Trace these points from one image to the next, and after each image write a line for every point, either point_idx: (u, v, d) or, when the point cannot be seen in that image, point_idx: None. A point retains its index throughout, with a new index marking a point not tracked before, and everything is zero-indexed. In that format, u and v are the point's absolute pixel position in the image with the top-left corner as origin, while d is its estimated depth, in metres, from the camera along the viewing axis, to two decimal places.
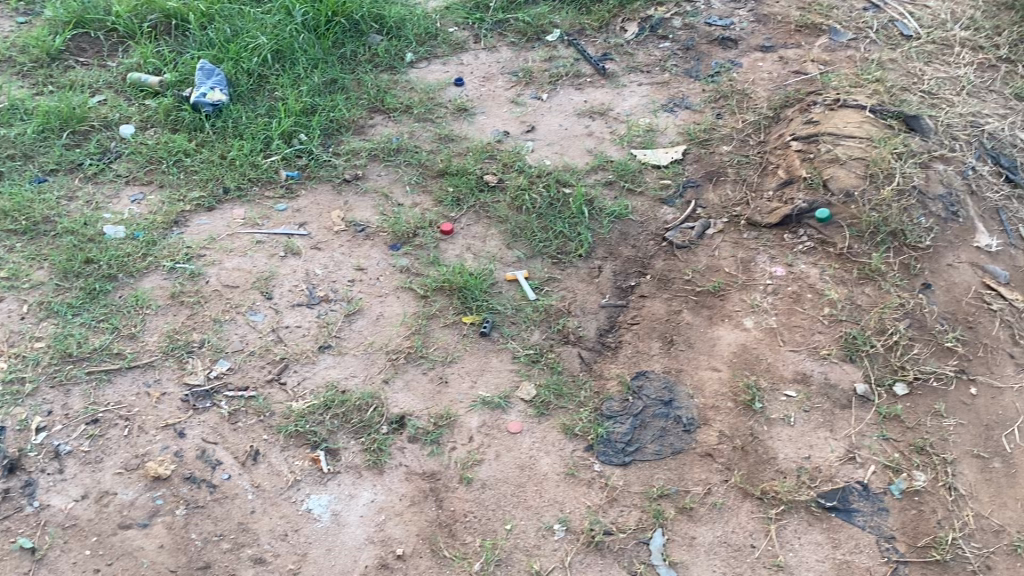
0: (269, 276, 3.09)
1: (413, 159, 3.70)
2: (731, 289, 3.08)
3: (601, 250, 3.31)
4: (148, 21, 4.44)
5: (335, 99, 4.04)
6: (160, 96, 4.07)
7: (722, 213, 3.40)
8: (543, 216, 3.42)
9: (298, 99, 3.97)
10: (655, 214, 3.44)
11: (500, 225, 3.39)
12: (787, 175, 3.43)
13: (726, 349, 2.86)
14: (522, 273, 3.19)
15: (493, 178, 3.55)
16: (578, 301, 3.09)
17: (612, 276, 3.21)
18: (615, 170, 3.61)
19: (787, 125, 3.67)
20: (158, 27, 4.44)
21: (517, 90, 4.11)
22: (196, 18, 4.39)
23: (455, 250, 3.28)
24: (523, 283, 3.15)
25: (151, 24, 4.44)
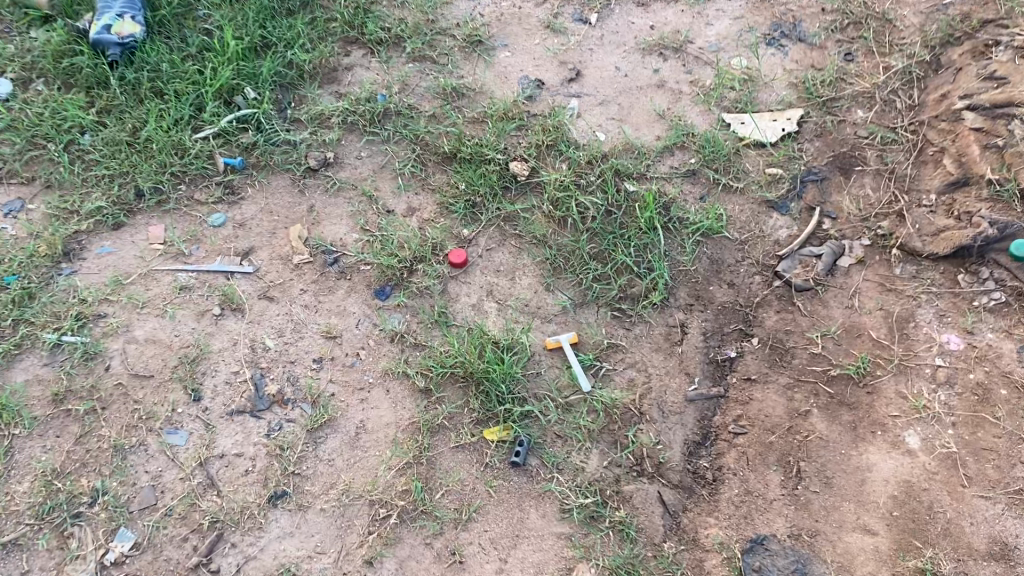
0: (196, 357, 2.10)
1: (406, 131, 2.59)
2: (882, 377, 2.08)
3: (683, 292, 2.27)
4: None
5: (295, 24, 2.85)
6: (51, 22, 2.87)
7: (860, 230, 2.32)
8: (598, 235, 2.35)
9: (243, 29, 2.80)
10: (761, 228, 2.36)
11: (536, 250, 2.34)
12: (958, 171, 2.31)
13: (881, 493, 1.91)
14: (569, 336, 2.17)
15: (524, 169, 2.45)
16: (654, 392, 2.09)
17: (703, 341, 2.19)
18: (700, 150, 2.49)
19: (955, 76, 2.50)
20: None
21: (553, 7, 2.91)
22: None
23: (470, 301, 2.25)
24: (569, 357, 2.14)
25: None
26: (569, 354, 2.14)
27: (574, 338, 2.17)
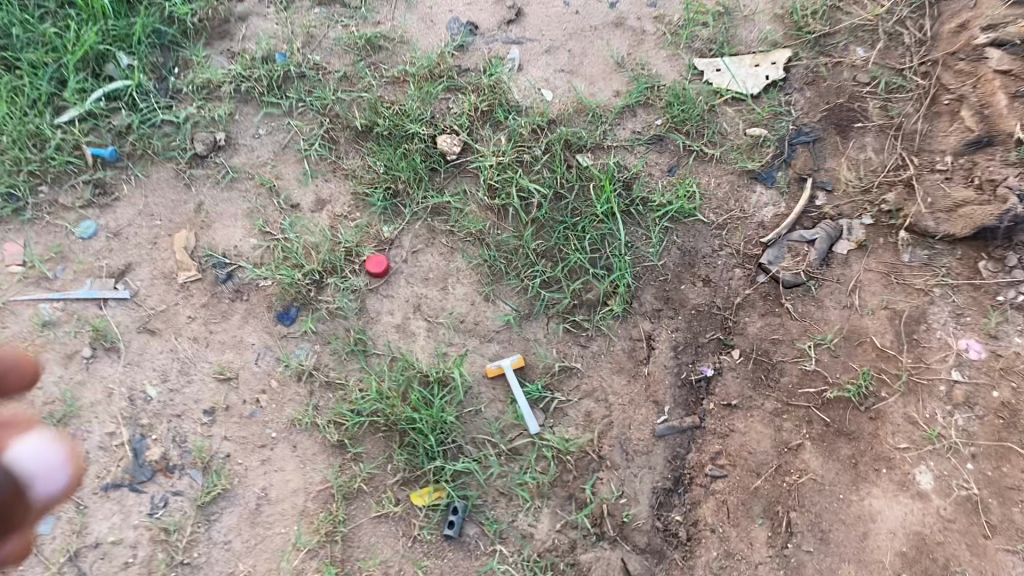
0: (63, 418, 1.74)
1: (312, 99, 2.12)
2: (888, 399, 1.72)
3: (649, 295, 1.88)
4: None
5: None
6: None
7: (861, 205, 1.92)
8: (545, 227, 1.94)
9: None
10: (742, 206, 1.96)
11: (471, 250, 1.94)
12: (980, 126, 1.83)
13: (887, 550, 1.60)
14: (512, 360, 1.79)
15: (454, 145, 2.00)
16: (616, 428, 1.75)
17: (673, 357, 1.82)
18: (667, 109, 2.04)
19: None
20: None
21: None
22: None
23: (393, 321, 1.87)
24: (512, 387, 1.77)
25: None
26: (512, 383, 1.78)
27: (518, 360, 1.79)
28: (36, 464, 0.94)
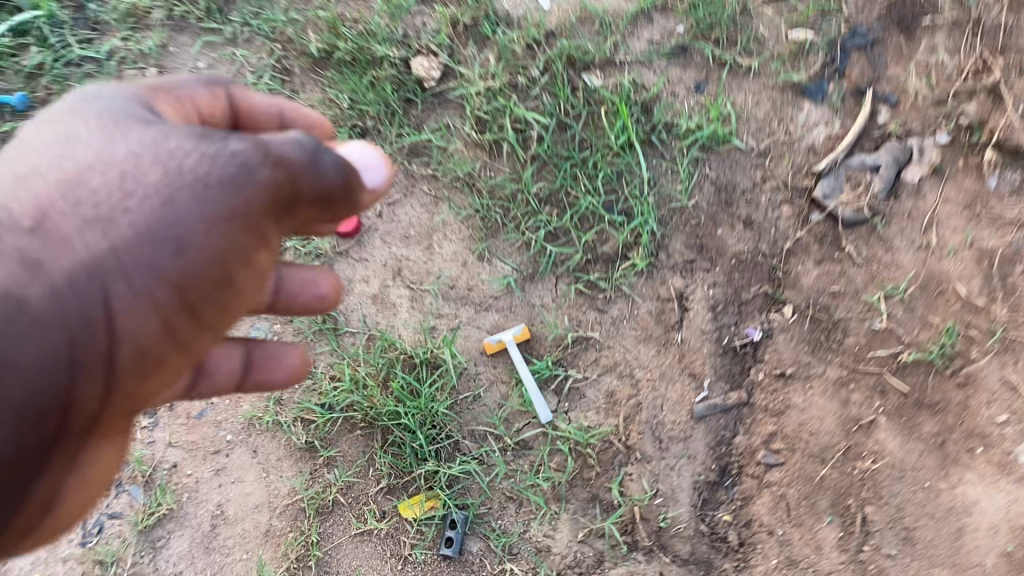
0: None
1: (259, 18, 1.75)
2: (980, 360, 1.39)
3: (680, 244, 1.55)
4: None
5: None
6: None
7: (934, 120, 1.53)
8: (547, 166, 1.60)
9: None
10: (787, 127, 1.60)
11: (459, 197, 1.61)
12: None
13: (987, 549, 1.31)
14: (514, 334, 1.50)
15: (431, 69, 1.66)
16: (646, 412, 1.46)
17: (713, 321, 1.49)
18: (690, 11, 1.64)
19: None
20: None
21: None
22: None
23: (371, 292, 1.57)
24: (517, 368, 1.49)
25: None
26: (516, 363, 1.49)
27: (521, 333, 1.50)
28: (358, 159, 1.03)
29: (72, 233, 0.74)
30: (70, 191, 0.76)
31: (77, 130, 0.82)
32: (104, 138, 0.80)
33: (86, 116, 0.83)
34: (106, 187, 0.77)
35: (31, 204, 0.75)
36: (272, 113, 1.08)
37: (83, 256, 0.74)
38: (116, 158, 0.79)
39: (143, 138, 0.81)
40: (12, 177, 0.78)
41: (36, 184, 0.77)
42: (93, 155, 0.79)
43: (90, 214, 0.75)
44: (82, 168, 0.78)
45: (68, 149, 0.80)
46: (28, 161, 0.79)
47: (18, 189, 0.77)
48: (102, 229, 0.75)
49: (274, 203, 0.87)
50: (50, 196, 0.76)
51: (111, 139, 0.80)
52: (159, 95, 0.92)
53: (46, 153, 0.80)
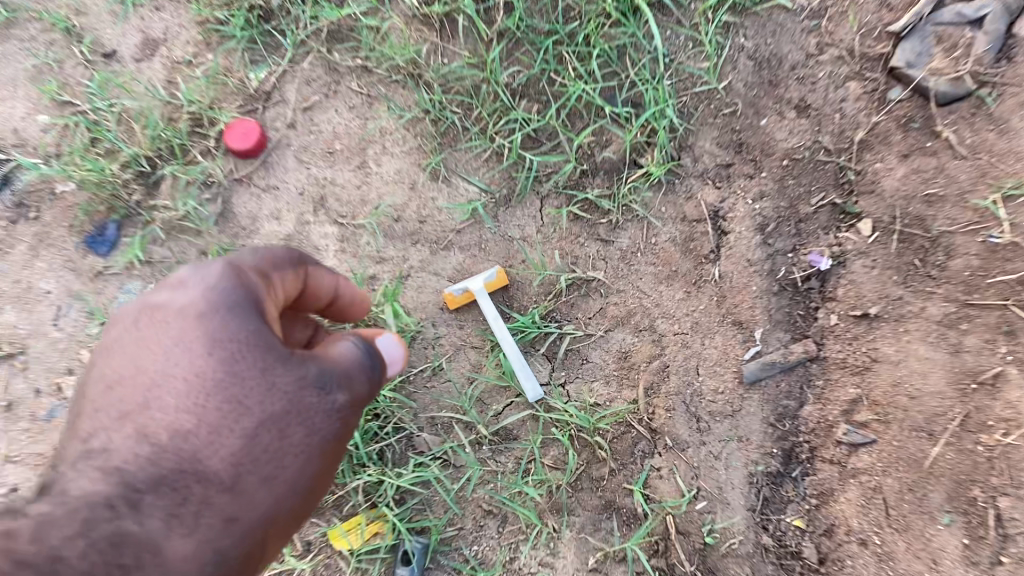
0: None
1: None
2: None
3: (709, 142, 1.12)
4: None
5: None
6: None
7: None
8: (524, 44, 1.12)
9: None
10: None
11: (401, 93, 1.15)
12: None
13: None
14: (489, 280, 1.07)
15: None
16: (674, 381, 1.06)
17: (764, 248, 1.07)
18: None
19: None
20: None
21: None
22: None
23: (285, 232, 1.13)
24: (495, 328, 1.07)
25: None
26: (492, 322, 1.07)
27: (497, 279, 1.07)
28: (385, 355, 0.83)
29: (235, 467, 0.68)
30: (222, 399, 0.67)
31: (170, 314, 0.69)
32: (217, 317, 0.68)
33: (174, 310, 0.69)
34: (245, 392, 0.68)
35: (183, 425, 0.66)
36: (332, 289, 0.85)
37: (275, 453, 0.70)
38: (233, 341, 0.68)
39: (232, 304, 0.69)
40: (125, 360, 0.68)
41: (171, 391, 0.67)
42: (206, 335, 0.68)
43: (267, 440, 0.69)
44: (222, 369, 0.68)
45: (178, 331, 0.68)
46: (141, 359, 0.68)
47: (153, 398, 0.67)
48: (276, 434, 0.70)
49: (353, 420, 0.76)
50: (209, 408, 0.67)
51: (219, 315, 0.68)
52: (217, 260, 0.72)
53: (159, 334, 0.68)
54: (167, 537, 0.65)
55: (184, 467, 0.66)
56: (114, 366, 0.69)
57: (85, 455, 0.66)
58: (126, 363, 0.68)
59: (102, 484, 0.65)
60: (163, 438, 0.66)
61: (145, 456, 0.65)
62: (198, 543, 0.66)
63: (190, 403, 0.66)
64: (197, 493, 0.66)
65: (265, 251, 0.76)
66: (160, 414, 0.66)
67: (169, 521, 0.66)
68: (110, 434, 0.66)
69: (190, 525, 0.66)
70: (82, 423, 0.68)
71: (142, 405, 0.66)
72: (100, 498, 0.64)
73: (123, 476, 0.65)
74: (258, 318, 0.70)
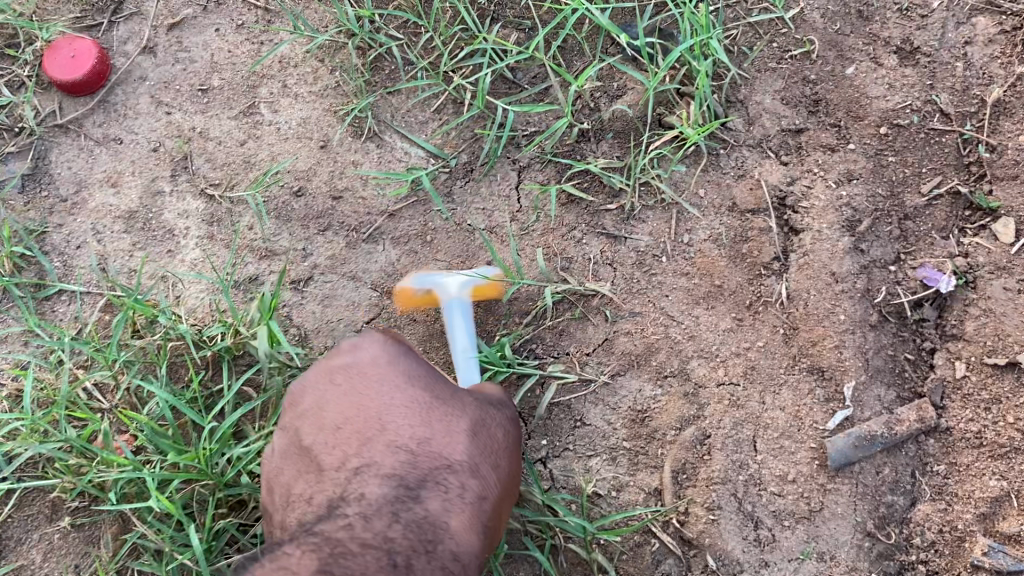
0: None
1: None
2: None
3: (770, 97, 0.75)
4: None
5: None
6: None
7: None
8: None
9: None
10: None
11: (316, 8, 0.78)
12: None
13: None
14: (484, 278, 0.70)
15: None
16: (719, 462, 0.65)
17: (856, 256, 0.70)
18: None
19: None
20: None
21: None
22: None
23: (123, 207, 0.73)
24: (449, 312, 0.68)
25: None
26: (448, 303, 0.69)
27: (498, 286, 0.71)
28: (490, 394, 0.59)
29: (471, 457, 0.49)
30: (436, 415, 0.50)
31: (342, 374, 0.52)
32: (401, 361, 0.52)
33: (350, 363, 0.52)
34: (448, 403, 0.51)
35: (412, 443, 0.48)
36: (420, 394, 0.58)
37: (495, 456, 0.50)
38: (421, 371, 0.52)
39: (402, 348, 0.53)
40: (312, 435, 0.50)
41: (385, 426, 0.49)
42: (397, 370, 0.51)
43: (488, 438, 0.50)
44: (428, 393, 0.51)
45: (362, 377, 0.51)
46: (332, 415, 0.50)
47: (367, 439, 0.48)
48: (490, 439, 0.51)
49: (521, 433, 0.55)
50: (427, 423, 0.49)
51: (400, 357, 0.52)
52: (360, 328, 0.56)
53: (338, 390, 0.51)
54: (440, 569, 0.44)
55: (425, 485, 0.47)
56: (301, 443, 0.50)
57: (319, 515, 0.47)
58: (312, 432, 0.50)
59: (379, 492, 0.46)
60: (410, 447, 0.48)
61: (404, 468, 0.47)
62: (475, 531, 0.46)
63: (406, 429, 0.48)
64: (450, 498, 0.46)
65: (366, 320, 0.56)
66: (393, 436, 0.48)
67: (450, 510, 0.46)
68: (353, 479, 0.47)
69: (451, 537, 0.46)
70: (295, 508, 0.49)
71: (371, 438, 0.48)
72: (385, 508, 0.46)
73: (391, 486, 0.46)
74: (425, 362, 0.54)
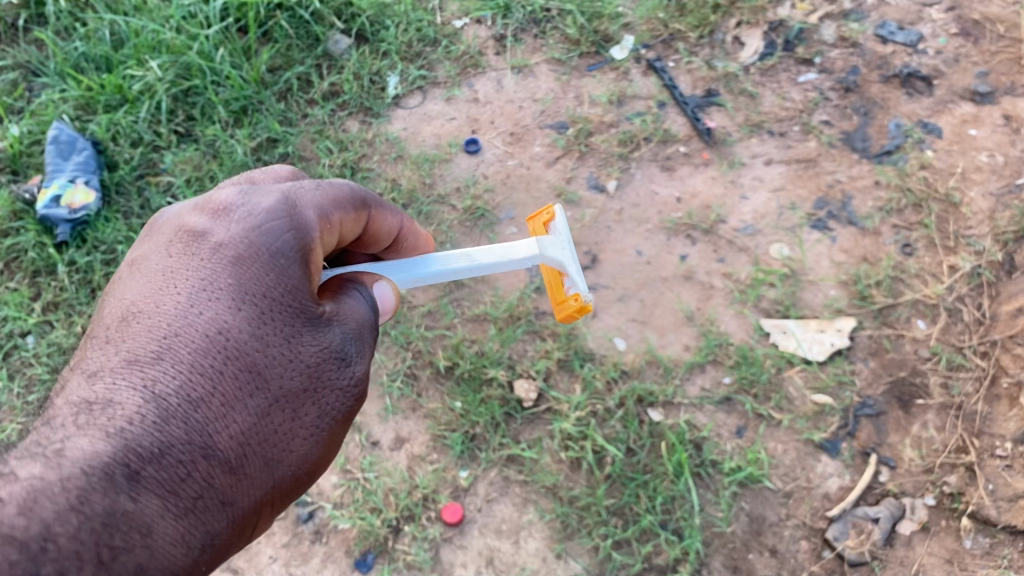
0: None
1: (409, 341, 2.27)
2: None
3: (718, 563, 1.93)
4: (20, 21, 2.89)
5: None
6: (14, 176, 2.60)
7: (924, 484, 1.97)
8: (617, 483, 2.04)
9: None
10: (808, 474, 2.01)
11: (544, 500, 2.03)
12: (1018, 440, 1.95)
13: None
14: (566, 290, 1.42)
15: (530, 391, 2.15)
16: None
17: None
18: (736, 368, 2.15)
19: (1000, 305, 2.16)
20: (26, 27, 2.91)
21: (566, 169, 2.53)
22: (76, 24, 2.83)
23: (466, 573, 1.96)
24: (550, 249, 1.39)
25: (29, 31, 2.90)
26: (561, 250, 1.39)
27: (556, 306, 1.42)
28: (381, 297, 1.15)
29: (233, 436, 0.93)
30: (238, 363, 0.95)
31: (208, 251, 0.99)
32: (247, 272, 0.98)
33: (218, 247, 0.99)
34: (259, 357, 0.96)
35: (192, 393, 0.91)
36: (394, 227, 1.28)
37: (286, 431, 0.97)
38: (256, 296, 0.97)
39: (274, 251, 1.00)
40: (151, 294, 0.95)
41: (193, 337, 0.93)
42: (235, 287, 0.97)
43: (267, 401, 0.96)
44: (231, 338, 0.95)
45: (208, 276, 0.97)
46: (170, 299, 0.95)
47: (172, 345, 0.92)
48: (288, 409, 0.98)
49: (349, 412, 1.05)
50: (223, 371, 0.93)
51: (258, 256, 0.99)
52: (267, 196, 1.05)
53: (185, 279, 0.97)
54: (175, 513, 0.87)
55: (199, 431, 0.90)
56: (134, 295, 0.96)
57: (87, 383, 0.90)
58: (151, 301, 0.95)
59: (121, 415, 0.87)
60: (172, 399, 0.90)
61: (153, 401, 0.89)
62: (186, 526, 0.87)
63: (204, 362, 0.92)
64: (172, 489, 0.87)
65: (348, 181, 1.16)
66: (172, 361, 0.91)
67: (163, 498, 0.86)
68: (114, 393, 0.88)
69: (200, 491, 0.89)
70: (81, 351, 0.94)
71: (159, 352, 0.91)
72: (92, 458, 0.83)
73: (121, 429, 0.86)
74: (293, 274, 1.01)
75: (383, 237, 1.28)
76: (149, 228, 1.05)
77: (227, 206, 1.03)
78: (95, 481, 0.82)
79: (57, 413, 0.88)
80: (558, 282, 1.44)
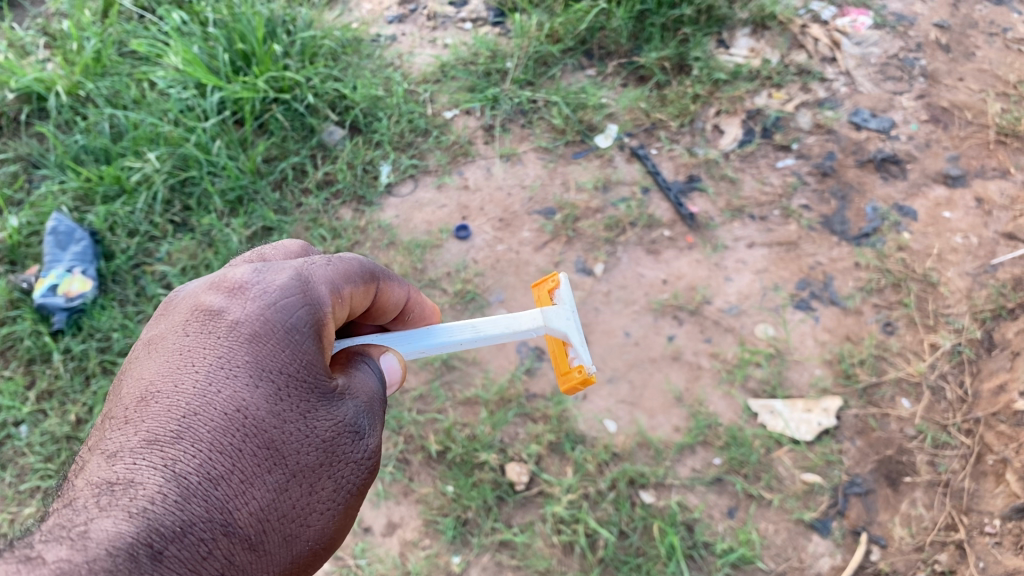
0: None
1: (402, 426, 2.29)
2: None
3: None
4: (24, 116, 2.98)
5: None
6: (14, 267, 2.65)
7: (915, 563, 1.98)
8: (610, 567, 2.03)
9: None
10: (800, 555, 2.02)
11: None
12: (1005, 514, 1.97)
13: None
14: (571, 360, 1.36)
15: (522, 474, 2.16)
16: None
17: None
18: (726, 448, 2.17)
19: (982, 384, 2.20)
20: (30, 121, 2.99)
21: (555, 253, 2.59)
22: (78, 118, 2.91)
23: None
24: (555, 320, 1.34)
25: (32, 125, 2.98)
26: (565, 320, 1.33)
27: (560, 376, 1.36)
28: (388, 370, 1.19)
29: (252, 511, 0.95)
30: (256, 441, 0.98)
31: (224, 330, 1.02)
32: (264, 350, 1.02)
33: (235, 325, 1.03)
34: (277, 434, 0.99)
35: (212, 471, 0.93)
36: (401, 298, 1.33)
37: (301, 505, 1.00)
38: (273, 374, 1.01)
39: (289, 329, 1.04)
40: (172, 374, 0.98)
41: (212, 416, 0.96)
42: (252, 366, 1.00)
43: (284, 477, 0.99)
44: (250, 416, 0.98)
45: (226, 355, 1.00)
46: (189, 379, 0.97)
47: (192, 424, 0.94)
48: (304, 484, 1.01)
49: (361, 484, 1.09)
50: (242, 449, 0.96)
51: (273, 334, 1.03)
52: (280, 275, 1.09)
53: (204, 358, 0.99)
54: None
55: (219, 508, 0.93)
56: (154, 375, 0.98)
57: (106, 463, 0.91)
58: (171, 381, 0.97)
59: (144, 494, 0.88)
60: (193, 478, 0.92)
61: (175, 481, 0.90)
62: None
63: (223, 440, 0.95)
64: (194, 566, 0.88)
65: (358, 256, 1.23)
66: (192, 441, 0.93)
67: None
68: (136, 473, 0.89)
69: (220, 569, 0.91)
70: (101, 433, 0.95)
71: (180, 432, 0.93)
72: (117, 538, 0.84)
73: (144, 510, 0.87)
74: (309, 349, 1.05)
75: (392, 309, 1.34)
76: (163, 310, 1.08)
77: (242, 287, 1.07)
78: (120, 561, 0.83)
79: (78, 494, 0.88)
80: (563, 351, 1.39)
